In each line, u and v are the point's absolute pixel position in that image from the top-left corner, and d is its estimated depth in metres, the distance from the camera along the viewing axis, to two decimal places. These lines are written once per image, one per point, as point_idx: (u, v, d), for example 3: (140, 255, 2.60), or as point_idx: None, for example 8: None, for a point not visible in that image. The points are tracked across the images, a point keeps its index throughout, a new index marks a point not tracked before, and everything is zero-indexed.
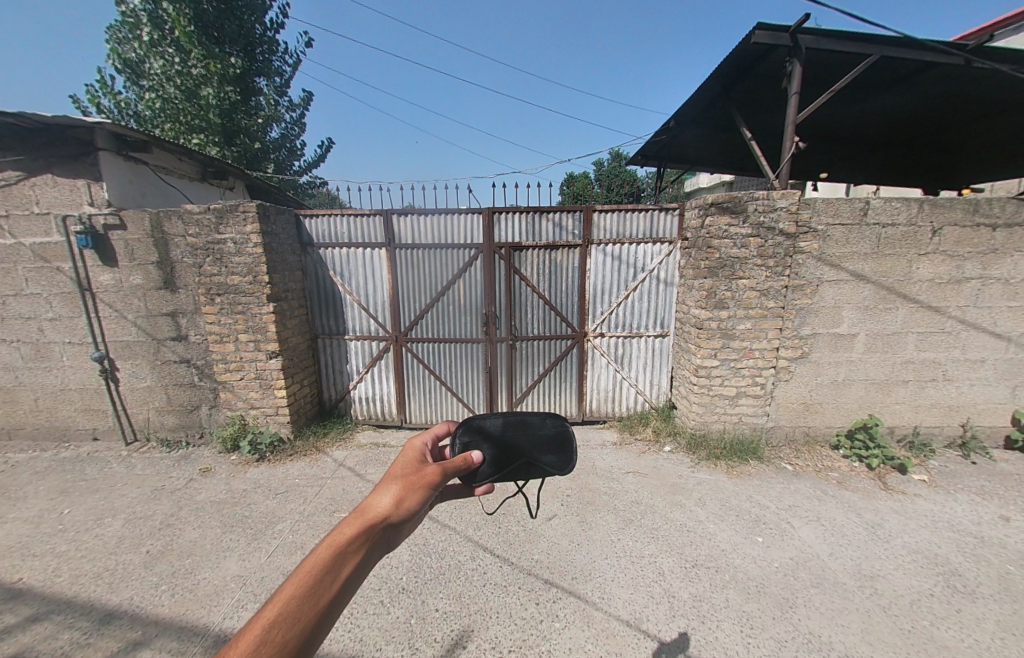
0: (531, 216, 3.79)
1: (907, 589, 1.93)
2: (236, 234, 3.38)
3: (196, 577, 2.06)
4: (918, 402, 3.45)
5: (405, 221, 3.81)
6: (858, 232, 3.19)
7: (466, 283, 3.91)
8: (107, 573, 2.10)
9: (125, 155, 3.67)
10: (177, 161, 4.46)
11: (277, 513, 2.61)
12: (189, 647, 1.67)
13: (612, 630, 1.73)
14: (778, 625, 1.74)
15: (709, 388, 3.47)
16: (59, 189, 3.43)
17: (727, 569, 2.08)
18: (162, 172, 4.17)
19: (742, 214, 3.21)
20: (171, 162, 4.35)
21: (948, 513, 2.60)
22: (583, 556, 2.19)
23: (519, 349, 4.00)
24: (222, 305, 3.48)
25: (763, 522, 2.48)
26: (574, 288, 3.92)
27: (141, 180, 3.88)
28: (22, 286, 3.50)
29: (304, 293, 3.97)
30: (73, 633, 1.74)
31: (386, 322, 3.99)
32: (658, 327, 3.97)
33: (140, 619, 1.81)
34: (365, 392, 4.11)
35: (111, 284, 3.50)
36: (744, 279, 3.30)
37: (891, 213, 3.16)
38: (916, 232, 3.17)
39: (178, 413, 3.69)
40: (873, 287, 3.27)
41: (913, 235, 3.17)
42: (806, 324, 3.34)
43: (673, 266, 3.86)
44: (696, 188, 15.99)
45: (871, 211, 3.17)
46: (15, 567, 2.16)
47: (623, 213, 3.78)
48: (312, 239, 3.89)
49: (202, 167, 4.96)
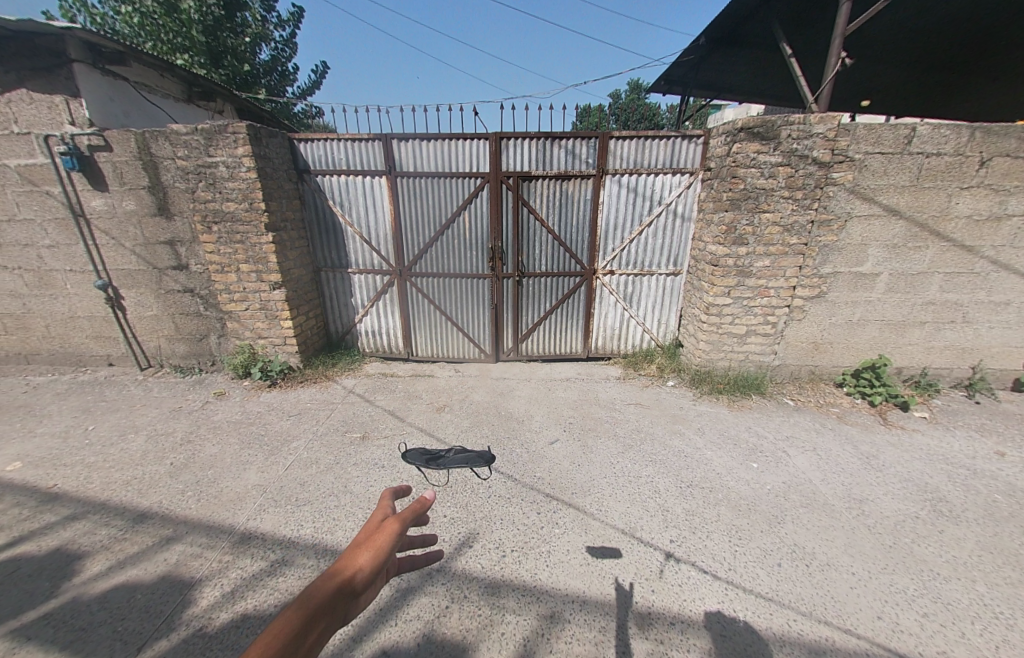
0: (542, 140, 3.44)
1: (893, 512, 2.02)
2: (227, 157, 3.15)
3: (218, 484, 2.24)
4: (931, 344, 3.36)
5: (405, 145, 3.50)
6: (898, 162, 2.87)
7: (471, 215, 3.69)
8: (137, 481, 2.27)
9: (101, 70, 3.35)
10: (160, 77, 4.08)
11: (291, 433, 2.76)
12: (216, 542, 1.84)
13: (608, 536, 1.87)
14: (766, 537, 1.85)
15: (719, 326, 3.40)
16: (36, 106, 3.12)
17: (720, 488, 2.19)
18: (143, 90, 3.84)
19: (773, 140, 2.90)
20: (152, 78, 3.99)
21: (945, 446, 2.67)
22: (583, 475, 2.32)
23: (526, 285, 3.88)
24: (219, 233, 3.37)
25: (760, 449, 2.57)
26: (584, 223, 3.69)
27: (122, 97, 3.58)
28: (14, 211, 3.39)
29: (304, 223, 3.80)
30: (109, 529, 1.92)
31: (389, 256, 3.86)
32: (670, 265, 3.79)
33: (171, 519, 1.98)
34: (371, 326, 4.12)
35: (104, 209, 3.37)
36: (767, 213, 3.06)
37: (937, 141, 2.81)
38: (962, 163, 2.84)
39: (188, 341, 3.77)
40: (905, 224, 3.02)
41: (959, 166, 2.85)
42: (828, 262, 3.16)
43: (692, 200, 3.57)
44: (723, 118, 14.70)
45: (916, 140, 2.82)
46: (53, 474, 2.34)
47: (643, 139, 3.41)
48: (308, 164, 3.63)
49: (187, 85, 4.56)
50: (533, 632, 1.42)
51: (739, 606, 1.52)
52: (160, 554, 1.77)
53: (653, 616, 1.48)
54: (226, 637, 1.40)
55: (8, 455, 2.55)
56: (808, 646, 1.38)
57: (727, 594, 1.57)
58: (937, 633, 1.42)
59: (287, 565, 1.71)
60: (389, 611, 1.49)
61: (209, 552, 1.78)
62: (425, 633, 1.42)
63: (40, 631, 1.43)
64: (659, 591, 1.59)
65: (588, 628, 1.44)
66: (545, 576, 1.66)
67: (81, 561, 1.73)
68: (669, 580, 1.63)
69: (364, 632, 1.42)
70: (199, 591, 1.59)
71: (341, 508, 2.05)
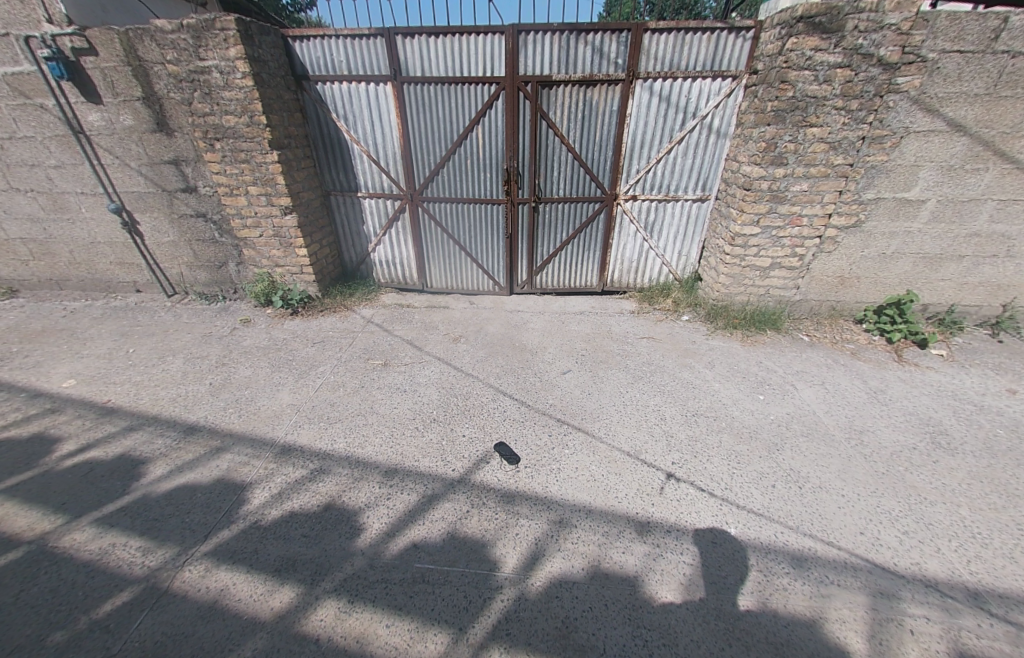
0: (565, 36, 2.99)
1: (892, 442, 2.11)
2: (219, 60, 2.86)
3: (256, 402, 2.43)
4: (965, 279, 3.17)
5: (410, 44, 3.09)
6: (978, 66, 2.47)
7: (485, 131, 3.37)
8: (180, 398, 2.48)
9: None
10: None
11: (317, 358, 2.91)
12: (261, 452, 2.05)
13: (615, 457, 2.02)
14: (763, 461, 1.98)
15: (742, 258, 3.24)
16: (9, 5, 2.85)
17: (725, 417, 2.29)
18: None
19: (836, 34, 2.47)
20: None
21: (957, 384, 2.67)
22: (593, 402, 2.44)
23: (543, 212, 3.67)
24: (224, 150, 3.18)
25: (768, 383, 2.63)
26: (608, 140, 3.35)
27: None
28: (14, 127, 3.25)
29: (308, 140, 3.54)
30: (165, 440, 2.14)
31: (400, 178, 3.64)
32: (699, 189, 3.50)
33: (217, 431, 2.19)
34: (384, 255, 4.04)
35: (102, 124, 3.18)
36: (815, 127, 2.72)
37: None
38: None
39: (208, 269, 3.80)
40: (968, 141, 2.68)
41: None
42: (871, 186, 2.87)
43: (730, 111, 3.16)
44: None
45: (1005, 35, 2.39)
46: (105, 391, 2.55)
47: (682, 34, 2.93)
48: (307, 70, 3.27)
49: None
50: (543, 534, 1.61)
51: (733, 520, 1.68)
52: (212, 461, 2.00)
53: (652, 524, 1.66)
54: (278, 530, 1.64)
55: (60, 373, 2.77)
56: (791, 554, 1.54)
57: (722, 510, 1.72)
58: (915, 547, 1.56)
59: (326, 473, 1.92)
60: (417, 513, 1.70)
61: (256, 461, 2.00)
62: (450, 530, 1.63)
63: (120, 519, 1.68)
64: (659, 505, 1.75)
65: (593, 533, 1.63)
66: (555, 488, 1.83)
67: (144, 465, 1.97)
68: (669, 496, 1.79)
69: (396, 529, 1.64)
70: (251, 492, 1.82)
71: (369, 426, 2.23)
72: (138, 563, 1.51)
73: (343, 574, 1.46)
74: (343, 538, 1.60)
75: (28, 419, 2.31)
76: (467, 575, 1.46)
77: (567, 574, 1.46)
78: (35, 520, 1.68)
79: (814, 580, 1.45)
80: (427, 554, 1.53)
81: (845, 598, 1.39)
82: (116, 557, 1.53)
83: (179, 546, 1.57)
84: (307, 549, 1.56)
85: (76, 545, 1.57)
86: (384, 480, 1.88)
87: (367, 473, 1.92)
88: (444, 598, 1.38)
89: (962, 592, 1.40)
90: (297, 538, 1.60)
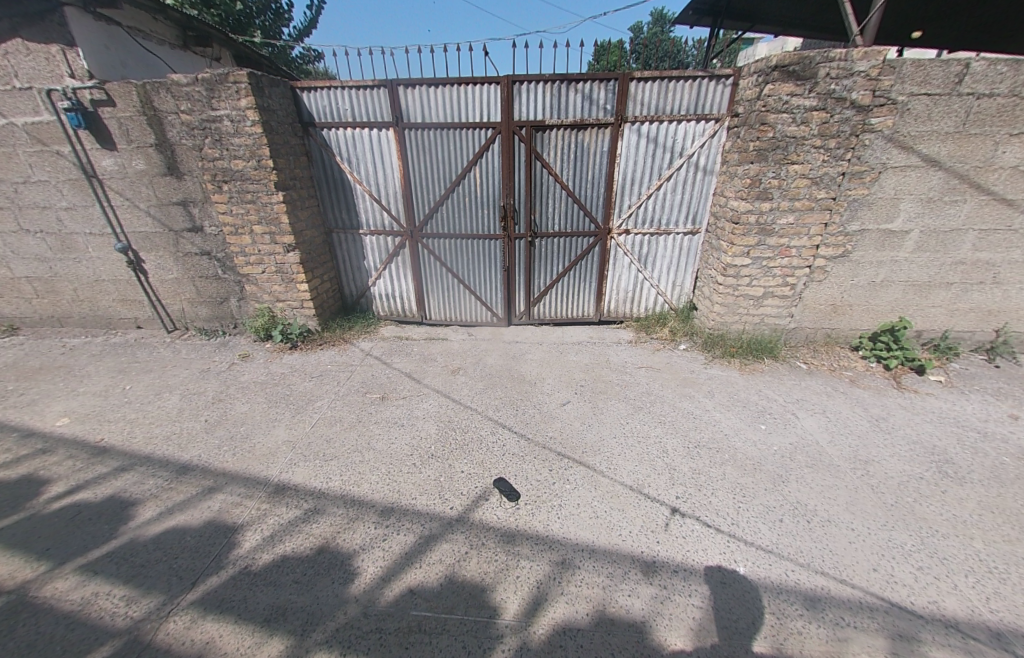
0: (557, 85, 3.22)
1: (898, 472, 2.07)
2: (231, 110, 3.04)
3: (251, 439, 2.40)
4: (955, 305, 3.23)
5: (411, 93, 3.31)
6: (945, 106, 2.65)
7: (483, 170, 3.54)
8: (174, 436, 2.43)
9: (97, 18, 3.23)
10: (153, 23, 4.01)
11: (315, 392, 2.90)
12: (255, 491, 2.00)
13: (617, 492, 1.97)
14: (770, 495, 1.93)
15: (735, 287, 3.31)
16: (36, 62, 3.06)
17: (727, 449, 2.26)
18: (140, 37, 3.76)
19: (809, 80, 2.66)
20: (147, 25, 3.93)
21: (957, 410, 2.66)
22: (594, 435, 2.40)
23: (539, 246, 3.79)
24: (231, 191, 3.32)
25: (768, 412, 2.61)
26: (600, 177, 3.51)
27: (120, 48, 3.49)
28: (29, 172, 3.39)
29: (313, 181, 3.71)
30: (157, 480, 2.09)
31: (400, 215, 3.77)
32: (689, 223, 3.63)
33: (210, 471, 2.14)
34: (385, 288, 4.12)
35: (114, 168, 3.33)
36: (796, 164, 2.87)
37: (992, 80, 2.58)
38: (1017, 104, 2.62)
39: (210, 304, 3.85)
40: (944, 175, 2.83)
41: (1012, 108, 2.63)
42: (855, 218, 2.99)
43: (715, 150, 3.34)
44: (749, 57, 12.73)
45: (968, 78, 2.58)
46: (99, 429, 2.52)
47: (665, 82, 3.16)
48: (314, 118, 3.48)
49: (182, 31, 4.54)
50: (545, 576, 1.55)
51: (741, 558, 1.62)
52: (204, 502, 1.95)
53: (658, 564, 1.60)
54: (269, 576, 1.57)
55: (54, 411, 2.74)
56: (804, 594, 1.48)
57: (729, 547, 1.67)
58: (931, 584, 1.50)
59: (320, 513, 1.86)
60: (414, 557, 1.64)
61: (248, 501, 1.94)
62: (448, 574, 1.56)
63: (104, 567, 1.61)
64: (664, 542, 1.70)
65: (596, 575, 1.56)
66: (556, 527, 1.78)
67: (134, 507, 1.91)
68: (674, 532, 1.74)
69: (392, 572, 1.57)
70: (243, 534, 1.76)
71: (365, 463, 2.18)
72: (120, 614, 1.43)
73: (336, 623, 1.39)
74: (337, 584, 1.53)
75: (18, 459, 2.26)
76: (466, 623, 1.38)
77: (570, 621, 1.39)
78: (15, 567, 1.61)
79: (830, 623, 1.38)
80: (424, 601, 1.46)
81: (863, 641, 1.32)
82: (98, 608, 1.45)
83: (165, 594, 1.50)
84: (298, 596, 1.48)
85: (57, 595, 1.50)
86: (380, 519, 1.82)
87: (363, 512, 1.86)
88: (442, 649, 1.30)
89: (985, 632, 1.33)
90: (287, 585, 1.52)
